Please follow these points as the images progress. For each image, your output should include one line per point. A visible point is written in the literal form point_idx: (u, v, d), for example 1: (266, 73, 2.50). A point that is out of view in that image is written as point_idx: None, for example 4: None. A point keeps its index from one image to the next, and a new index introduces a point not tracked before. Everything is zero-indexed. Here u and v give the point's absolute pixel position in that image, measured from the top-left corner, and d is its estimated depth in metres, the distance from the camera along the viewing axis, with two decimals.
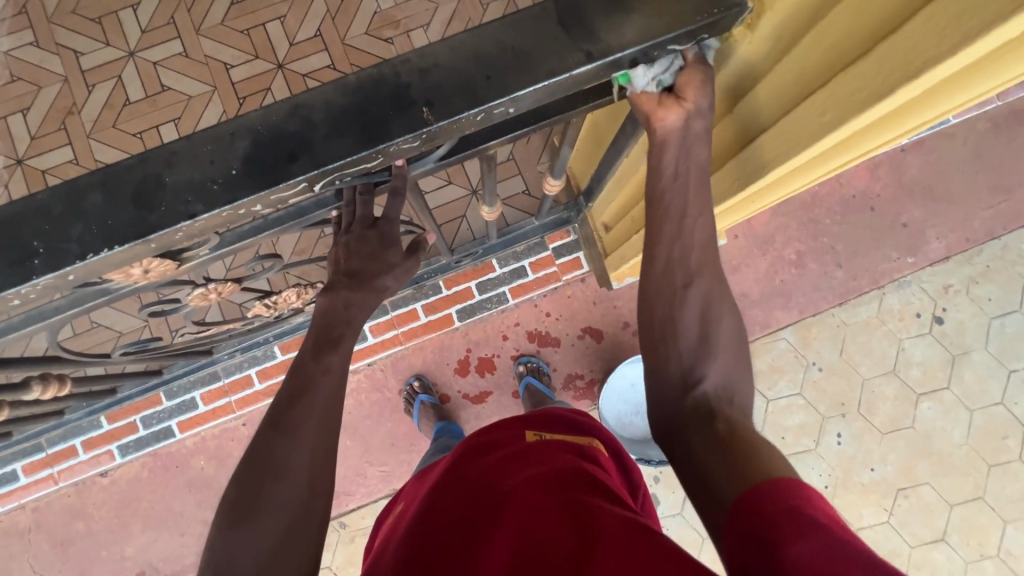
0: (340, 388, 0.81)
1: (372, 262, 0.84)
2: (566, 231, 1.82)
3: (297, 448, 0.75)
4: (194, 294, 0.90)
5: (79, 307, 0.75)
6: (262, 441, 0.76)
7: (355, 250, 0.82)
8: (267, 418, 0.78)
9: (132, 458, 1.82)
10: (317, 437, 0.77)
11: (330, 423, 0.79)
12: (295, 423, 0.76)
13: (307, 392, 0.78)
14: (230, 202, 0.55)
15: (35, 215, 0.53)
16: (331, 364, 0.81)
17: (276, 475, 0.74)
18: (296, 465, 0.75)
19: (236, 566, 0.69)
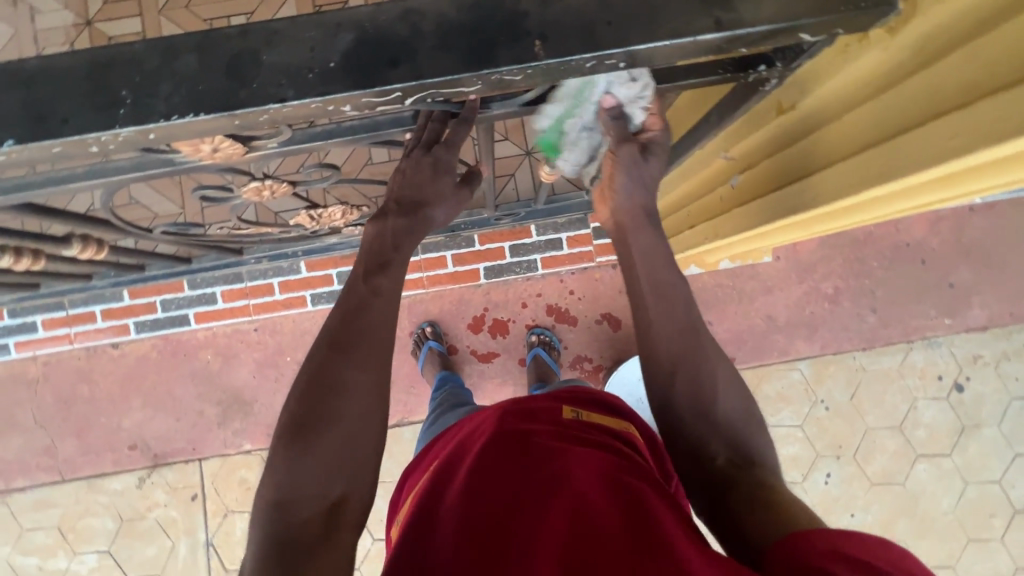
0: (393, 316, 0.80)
1: (422, 190, 0.87)
2: None
3: (349, 368, 0.75)
4: (248, 189, 0.89)
5: (142, 173, 0.75)
6: (317, 361, 0.76)
7: (409, 177, 0.86)
8: (323, 334, 0.78)
9: (145, 337, 1.87)
10: (367, 360, 0.76)
11: (383, 345, 0.78)
12: (348, 343, 0.76)
13: (365, 314, 0.78)
14: (321, 95, 0.53)
15: (129, 65, 0.52)
16: (380, 287, 0.80)
17: (329, 397, 0.73)
18: (346, 386, 0.74)
19: (298, 480, 0.70)
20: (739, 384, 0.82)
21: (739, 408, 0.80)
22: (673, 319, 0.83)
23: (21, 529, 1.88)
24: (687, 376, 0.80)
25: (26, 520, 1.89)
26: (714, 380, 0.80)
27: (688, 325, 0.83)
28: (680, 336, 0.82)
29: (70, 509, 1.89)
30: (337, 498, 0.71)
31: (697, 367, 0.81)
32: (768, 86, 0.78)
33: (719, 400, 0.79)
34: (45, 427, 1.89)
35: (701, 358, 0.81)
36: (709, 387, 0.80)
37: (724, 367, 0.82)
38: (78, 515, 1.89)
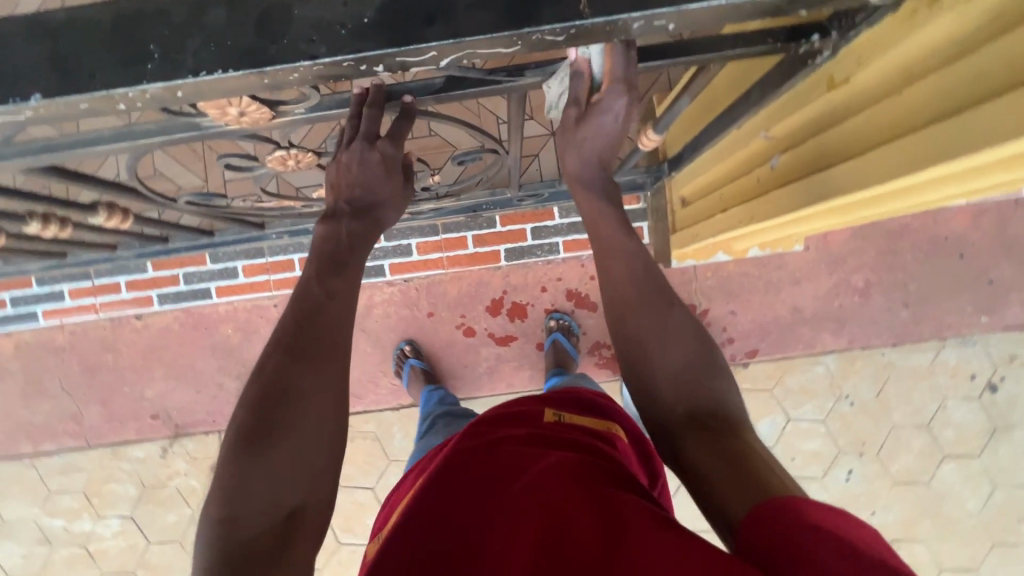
0: (347, 315, 0.77)
1: (368, 191, 0.85)
2: (637, 197, 1.74)
3: (305, 370, 0.71)
4: (272, 157, 0.87)
5: (169, 138, 0.74)
6: (269, 372, 0.71)
7: (359, 176, 0.83)
8: (271, 350, 0.73)
9: (168, 309, 1.89)
10: (325, 364, 0.72)
11: (340, 345, 0.74)
12: (304, 351, 0.72)
13: (322, 315, 0.75)
14: (354, 53, 0.51)
15: (156, 19, 0.50)
16: (335, 288, 0.78)
17: (287, 401, 0.69)
18: (302, 393, 0.70)
19: (246, 491, 0.64)
20: (701, 333, 0.77)
21: (708, 360, 0.75)
22: (635, 273, 0.80)
23: (48, 492, 1.94)
24: (646, 328, 0.77)
25: (53, 483, 1.94)
26: (673, 330, 0.77)
27: (650, 282, 0.80)
28: (637, 290, 0.79)
29: (95, 475, 1.94)
30: (295, 505, 0.66)
31: (656, 318, 0.77)
32: (818, 59, 0.74)
33: (675, 347, 0.75)
34: (72, 394, 1.93)
35: (662, 314, 0.78)
36: (665, 334, 0.76)
37: (684, 318, 0.78)
38: (103, 480, 1.94)
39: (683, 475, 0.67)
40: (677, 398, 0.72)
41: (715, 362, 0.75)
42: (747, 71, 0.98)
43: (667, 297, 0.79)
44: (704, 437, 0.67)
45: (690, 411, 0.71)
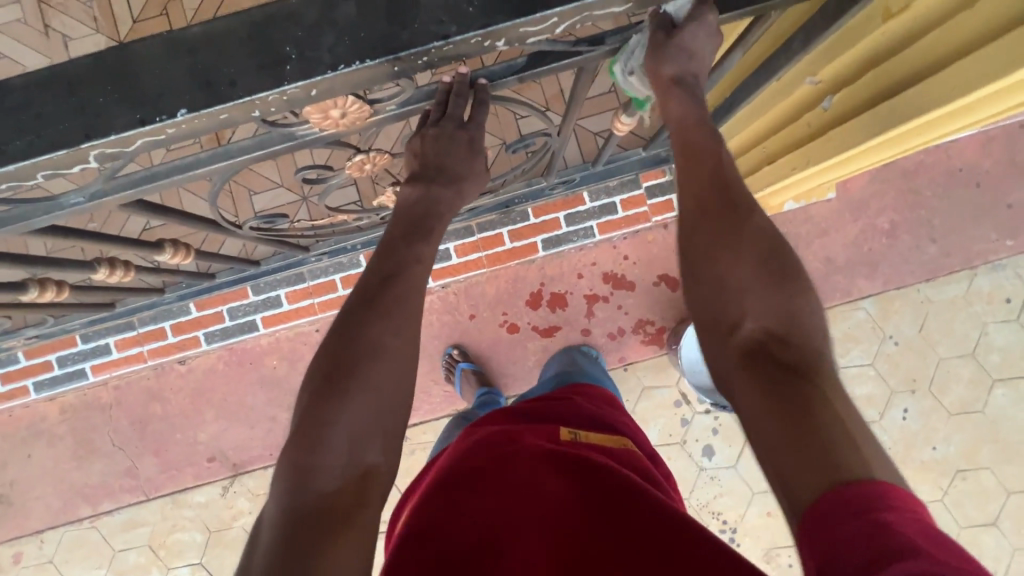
0: (417, 279, 0.84)
1: (445, 164, 0.90)
2: (662, 171, 1.79)
3: (381, 325, 0.79)
4: (352, 164, 0.88)
5: (265, 152, 0.75)
6: (350, 321, 0.79)
7: (444, 151, 0.87)
8: (352, 303, 0.81)
9: (215, 347, 1.88)
10: (398, 325, 0.79)
11: (414, 307, 0.82)
12: (378, 306, 0.80)
13: (398, 278, 0.83)
14: (483, 28, 0.53)
15: (291, 21, 0.52)
16: (416, 254, 0.86)
17: (369, 351, 0.77)
18: (379, 346, 0.78)
19: (332, 428, 0.71)
20: (779, 252, 0.72)
21: (789, 283, 0.70)
22: (706, 192, 0.78)
23: (113, 551, 1.91)
24: (721, 238, 0.75)
25: (117, 542, 1.92)
26: (748, 247, 0.73)
27: (721, 200, 0.77)
28: (708, 201, 0.77)
29: (159, 527, 1.91)
30: (368, 465, 0.72)
31: (733, 232, 0.74)
32: None
33: (749, 263, 0.72)
34: (125, 449, 1.92)
35: (742, 228, 0.75)
36: (739, 249, 0.73)
37: (761, 237, 0.74)
38: (167, 531, 1.91)
39: (728, 399, 0.69)
40: (749, 316, 0.70)
41: (795, 281, 0.71)
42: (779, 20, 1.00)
43: (745, 215, 0.75)
44: (775, 362, 0.65)
45: (763, 329, 0.68)
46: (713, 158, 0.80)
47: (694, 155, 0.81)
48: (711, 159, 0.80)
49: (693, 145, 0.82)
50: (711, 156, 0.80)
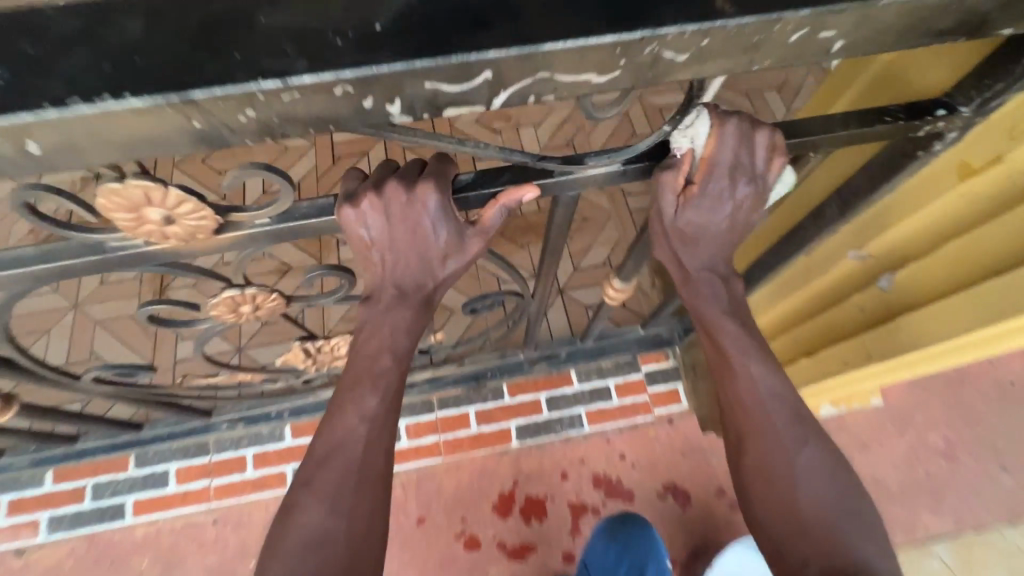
0: (377, 424, 0.53)
1: (432, 276, 0.54)
2: (663, 353, 1.49)
3: (326, 507, 0.50)
4: (218, 304, 0.61)
5: (56, 270, 0.48)
6: (294, 524, 0.50)
7: (394, 230, 0.50)
8: (289, 494, 0.52)
9: (60, 538, 1.31)
10: (354, 495, 0.51)
11: (376, 462, 0.52)
12: (323, 485, 0.51)
13: (344, 438, 0.52)
14: (355, 68, 0.33)
15: (22, 32, 0.32)
16: (364, 402, 0.54)
17: (319, 557, 0.48)
18: (329, 539, 0.49)
19: None
20: (838, 474, 0.56)
21: (859, 520, 0.53)
22: (746, 403, 0.58)
23: None
24: (770, 464, 0.56)
25: None
26: (805, 475, 0.55)
27: (766, 413, 0.57)
28: (751, 413, 0.57)
29: None
30: None
31: (784, 458, 0.56)
32: (936, 145, 0.60)
33: (810, 495, 0.54)
34: None
35: (787, 450, 0.56)
36: (794, 477, 0.55)
37: (819, 454, 0.56)
38: None
39: None
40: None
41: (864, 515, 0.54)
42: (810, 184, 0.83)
43: (796, 433, 0.57)
44: None
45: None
46: (753, 368, 0.58)
47: (734, 362, 0.58)
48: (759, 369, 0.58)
49: (737, 349, 0.58)
50: (759, 363, 0.58)
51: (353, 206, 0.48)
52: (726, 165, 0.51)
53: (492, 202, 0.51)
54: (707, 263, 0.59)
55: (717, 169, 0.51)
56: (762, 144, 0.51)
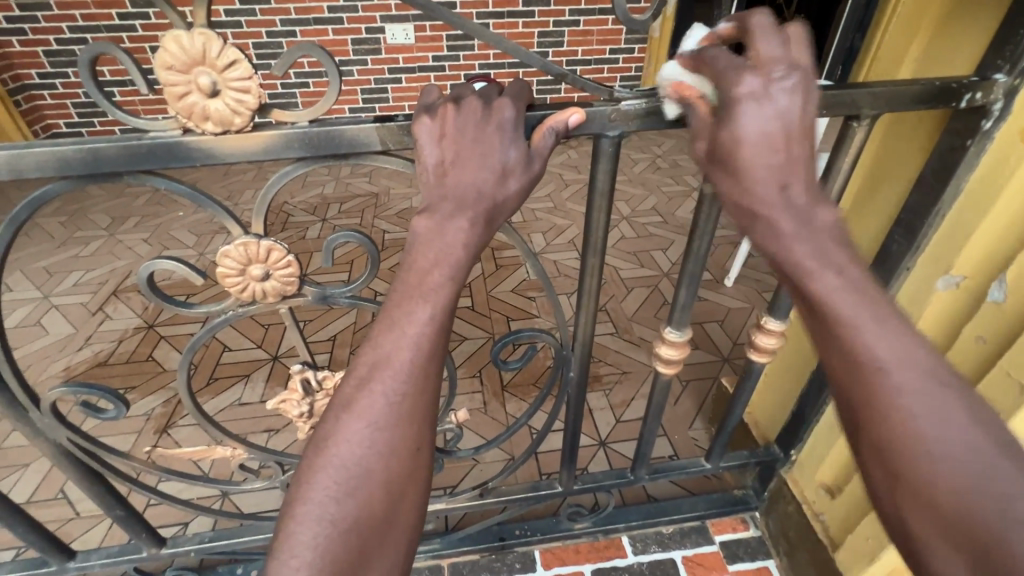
0: (425, 340, 0.49)
1: (491, 190, 0.50)
2: (741, 520, 1.16)
3: (368, 435, 0.48)
4: (228, 252, 0.55)
5: (90, 170, 0.48)
6: (330, 458, 0.48)
7: (462, 138, 0.49)
8: (327, 420, 0.49)
9: None
10: (401, 427, 0.49)
11: (426, 383, 0.50)
12: (367, 409, 0.48)
13: (386, 360, 0.49)
14: None
15: None
16: (416, 314, 0.49)
17: (356, 494, 0.47)
18: (369, 469, 0.48)
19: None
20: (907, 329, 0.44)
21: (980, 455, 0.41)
22: (858, 369, 0.45)
23: None
24: (901, 443, 0.43)
25: None
26: (947, 459, 0.41)
27: (884, 375, 0.44)
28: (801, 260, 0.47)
29: None
30: None
31: (921, 439, 0.42)
32: (987, 122, 0.59)
33: (955, 486, 0.41)
34: None
35: (923, 426, 0.42)
36: (934, 468, 0.41)
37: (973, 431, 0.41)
38: None
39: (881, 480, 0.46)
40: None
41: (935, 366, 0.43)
42: (859, 230, 0.79)
43: (935, 402, 0.42)
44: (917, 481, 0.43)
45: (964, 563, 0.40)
46: None
47: (843, 331, 0.45)
48: (877, 326, 0.44)
49: (848, 309, 0.45)
50: (878, 328, 0.44)
51: (423, 119, 0.50)
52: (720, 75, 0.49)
53: (541, 125, 0.51)
54: (787, 200, 0.47)
55: (709, 56, 0.48)
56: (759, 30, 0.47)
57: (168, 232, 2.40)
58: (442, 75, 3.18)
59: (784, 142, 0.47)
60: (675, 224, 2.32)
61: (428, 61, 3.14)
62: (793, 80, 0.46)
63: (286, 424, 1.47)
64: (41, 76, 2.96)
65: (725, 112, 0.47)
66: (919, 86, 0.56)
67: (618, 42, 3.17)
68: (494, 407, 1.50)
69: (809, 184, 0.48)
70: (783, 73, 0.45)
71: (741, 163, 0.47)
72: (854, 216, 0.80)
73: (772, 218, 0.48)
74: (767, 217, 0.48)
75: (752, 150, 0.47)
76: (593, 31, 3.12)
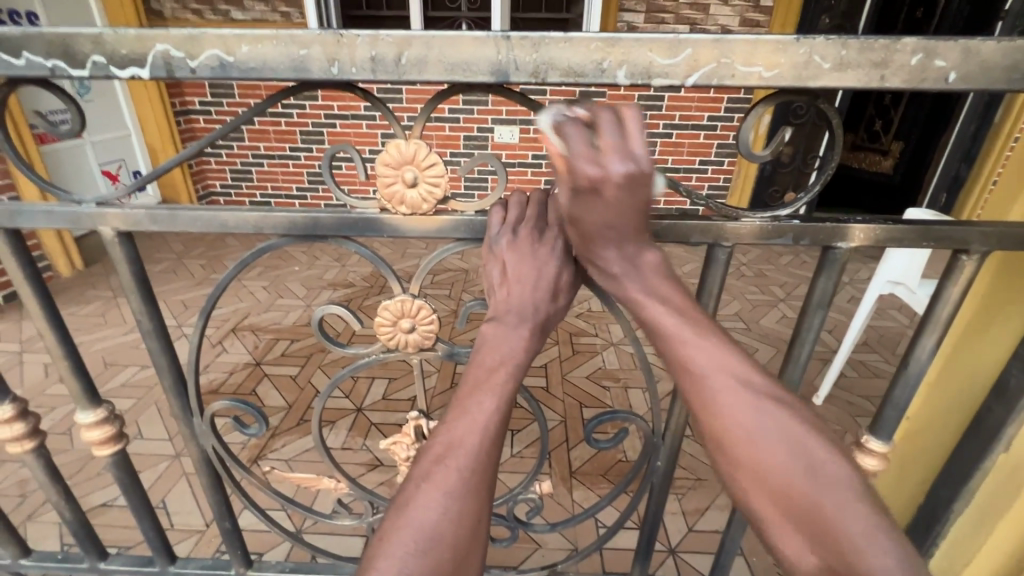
0: (493, 426, 0.52)
1: (546, 307, 0.58)
2: None
3: (443, 503, 0.49)
4: (387, 306, 0.67)
5: (307, 232, 0.63)
6: (407, 522, 0.48)
7: (527, 257, 0.57)
8: (401, 491, 0.51)
9: None
10: (471, 498, 0.50)
11: (492, 460, 0.51)
12: (441, 481, 0.50)
13: (457, 439, 0.51)
14: (608, 37, 0.48)
15: None
16: (483, 403, 0.53)
17: (428, 558, 0.47)
18: (441, 535, 0.48)
19: None
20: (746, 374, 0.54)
21: (826, 475, 0.49)
22: (702, 385, 0.54)
23: None
24: (738, 439, 0.52)
25: None
26: (775, 446, 0.51)
27: (706, 382, 0.54)
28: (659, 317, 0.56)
29: None
30: None
31: (737, 423, 0.52)
32: None
33: (782, 465, 0.50)
34: None
35: (754, 435, 0.51)
36: (769, 460, 0.51)
37: (784, 418, 0.52)
38: None
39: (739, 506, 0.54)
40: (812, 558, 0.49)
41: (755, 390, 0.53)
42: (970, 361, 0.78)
43: (743, 393, 0.53)
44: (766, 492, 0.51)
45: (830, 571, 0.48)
46: None
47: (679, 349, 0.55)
48: (708, 346, 0.55)
49: (674, 329, 0.56)
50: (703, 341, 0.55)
51: (488, 241, 0.57)
52: (576, 133, 0.49)
53: None
54: None
55: (566, 132, 0.49)
56: (606, 122, 0.49)
57: (284, 283, 2.71)
58: (539, 172, 3.50)
59: (618, 219, 0.53)
60: (758, 332, 2.27)
61: (528, 159, 3.47)
62: (612, 137, 0.49)
63: (361, 474, 1.54)
64: (213, 147, 3.61)
65: (580, 194, 0.51)
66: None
67: (708, 154, 3.34)
68: (560, 491, 1.49)
69: (636, 241, 0.55)
70: (615, 163, 0.48)
71: (589, 234, 0.54)
72: (964, 344, 0.79)
73: (608, 266, 0.57)
74: (604, 266, 0.57)
75: (598, 224, 0.53)
76: (685, 144, 3.33)
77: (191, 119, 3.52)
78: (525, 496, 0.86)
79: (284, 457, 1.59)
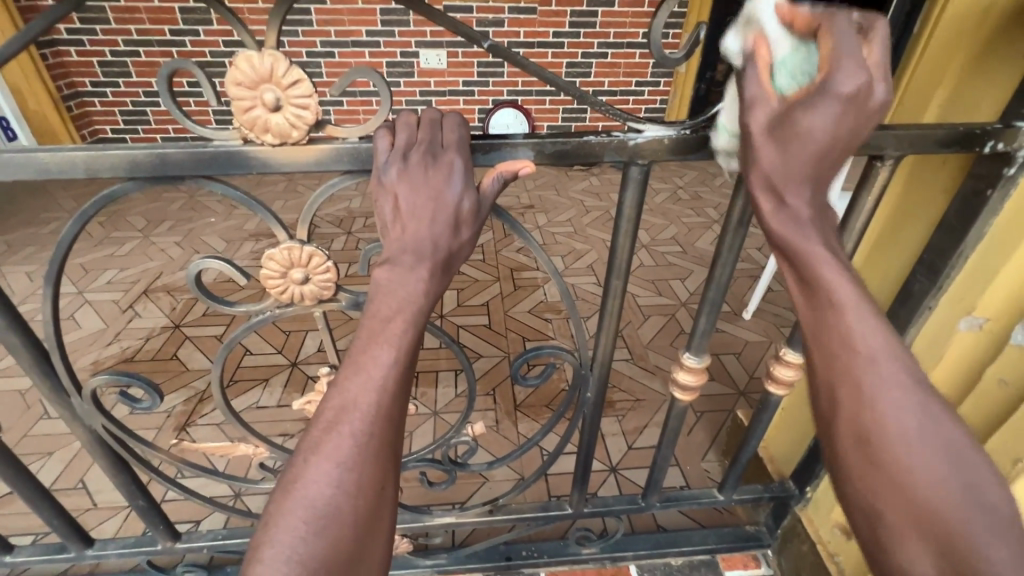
0: (391, 384, 0.47)
1: (447, 242, 0.52)
2: (753, 557, 1.13)
3: (336, 475, 0.45)
4: (273, 255, 0.58)
5: (156, 172, 0.53)
6: (298, 497, 0.44)
7: (420, 181, 0.50)
8: (291, 466, 0.46)
9: None
10: (370, 465, 0.46)
11: (391, 422, 0.47)
12: (334, 451, 0.45)
13: (352, 402, 0.46)
14: None
15: None
16: (380, 357, 0.48)
17: (325, 535, 0.43)
18: (338, 509, 0.44)
19: None
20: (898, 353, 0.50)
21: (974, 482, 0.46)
22: (848, 337, 0.49)
23: None
24: (877, 404, 0.48)
25: None
26: (916, 424, 0.48)
27: (868, 354, 0.49)
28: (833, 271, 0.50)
29: None
30: None
31: (892, 406, 0.48)
32: (1011, 167, 0.61)
33: (918, 447, 0.47)
34: None
35: (905, 420, 0.47)
36: (907, 437, 0.47)
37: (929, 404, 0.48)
38: None
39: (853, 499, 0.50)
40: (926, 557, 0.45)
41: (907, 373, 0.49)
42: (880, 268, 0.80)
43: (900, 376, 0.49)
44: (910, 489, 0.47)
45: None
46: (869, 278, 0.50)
47: (852, 350, 0.49)
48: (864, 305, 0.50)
49: (842, 286, 0.49)
50: (881, 347, 0.49)
51: (376, 172, 0.50)
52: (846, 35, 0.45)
53: (490, 171, 0.54)
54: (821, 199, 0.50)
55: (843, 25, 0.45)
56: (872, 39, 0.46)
57: (199, 237, 2.48)
58: (471, 100, 3.28)
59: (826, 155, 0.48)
60: (694, 254, 2.32)
61: (458, 86, 3.25)
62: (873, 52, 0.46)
63: (299, 429, 1.48)
64: (94, 85, 3.13)
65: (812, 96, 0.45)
66: (945, 134, 0.58)
67: (644, 74, 3.24)
68: (505, 425, 1.51)
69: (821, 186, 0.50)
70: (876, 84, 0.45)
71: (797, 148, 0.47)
72: (878, 251, 0.80)
73: (792, 202, 0.50)
74: (786, 198, 0.49)
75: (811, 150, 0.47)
76: (620, 63, 3.20)
77: (60, 52, 3.01)
78: (459, 439, 0.84)
79: (214, 421, 1.51)
